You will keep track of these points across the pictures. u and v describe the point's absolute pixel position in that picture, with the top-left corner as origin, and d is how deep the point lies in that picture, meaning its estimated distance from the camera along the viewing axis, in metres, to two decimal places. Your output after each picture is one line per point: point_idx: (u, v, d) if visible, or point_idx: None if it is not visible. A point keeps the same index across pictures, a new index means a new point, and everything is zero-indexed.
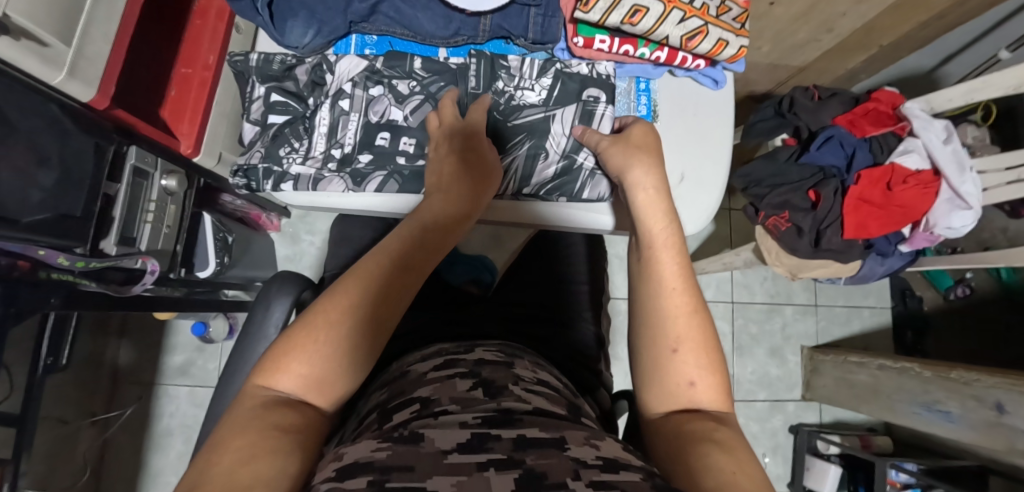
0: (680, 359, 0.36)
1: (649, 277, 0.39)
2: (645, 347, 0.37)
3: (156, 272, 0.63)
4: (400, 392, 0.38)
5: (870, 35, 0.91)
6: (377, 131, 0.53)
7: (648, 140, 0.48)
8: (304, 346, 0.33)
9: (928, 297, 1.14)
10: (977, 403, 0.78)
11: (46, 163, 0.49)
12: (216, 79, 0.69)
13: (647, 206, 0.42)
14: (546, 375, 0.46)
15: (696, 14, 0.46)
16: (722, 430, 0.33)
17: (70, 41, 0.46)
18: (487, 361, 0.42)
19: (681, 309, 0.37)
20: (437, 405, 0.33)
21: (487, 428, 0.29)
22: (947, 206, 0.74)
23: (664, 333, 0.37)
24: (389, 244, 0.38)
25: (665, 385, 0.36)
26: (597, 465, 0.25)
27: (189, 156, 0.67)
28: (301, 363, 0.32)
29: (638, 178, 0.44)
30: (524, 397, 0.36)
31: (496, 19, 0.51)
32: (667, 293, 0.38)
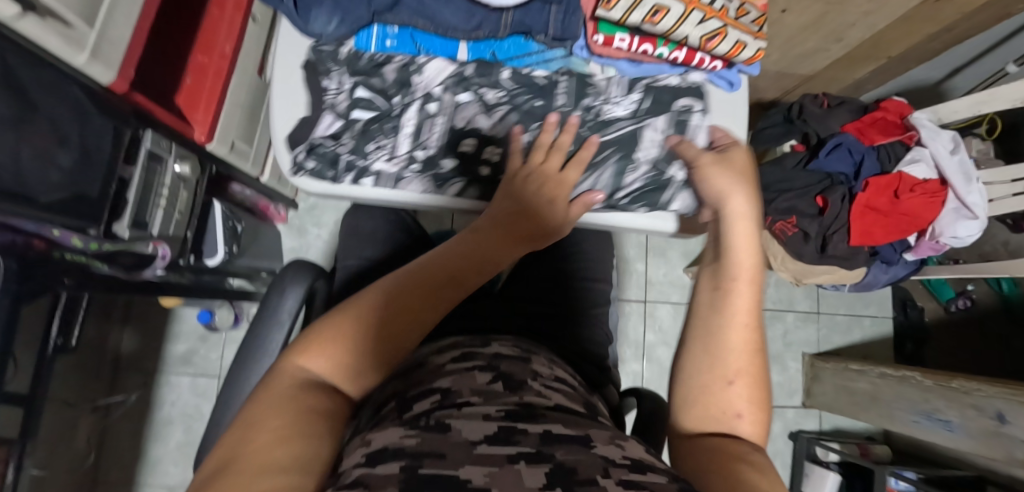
0: (734, 391, 0.36)
1: (723, 308, 0.38)
2: (702, 371, 0.37)
3: (167, 257, 0.64)
4: (419, 382, 0.38)
5: (878, 46, 0.92)
6: (462, 137, 0.54)
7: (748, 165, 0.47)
8: (341, 330, 0.33)
9: (928, 307, 1.15)
10: (976, 412, 0.78)
11: (66, 144, 0.50)
12: (232, 69, 0.70)
13: (743, 238, 0.41)
14: (562, 372, 0.46)
15: (716, 15, 0.47)
16: (756, 455, 0.32)
17: (94, 24, 0.46)
18: (504, 356, 0.42)
19: (747, 345, 0.37)
20: (458, 397, 0.34)
21: (512, 421, 0.29)
22: (953, 216, 0.74)
23: (723, 363, 0.37)
24: (434, 254, 0.39)
25: (707, 404, 0.36)
26: (625, 464, 0.26)
27: (203, 143, 0.67)
28: (334, 345, 0.33)
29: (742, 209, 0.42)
30: (544, 393, 0.37)
31: (519, 16, 0.48)
32: (735, 326, 0.38)
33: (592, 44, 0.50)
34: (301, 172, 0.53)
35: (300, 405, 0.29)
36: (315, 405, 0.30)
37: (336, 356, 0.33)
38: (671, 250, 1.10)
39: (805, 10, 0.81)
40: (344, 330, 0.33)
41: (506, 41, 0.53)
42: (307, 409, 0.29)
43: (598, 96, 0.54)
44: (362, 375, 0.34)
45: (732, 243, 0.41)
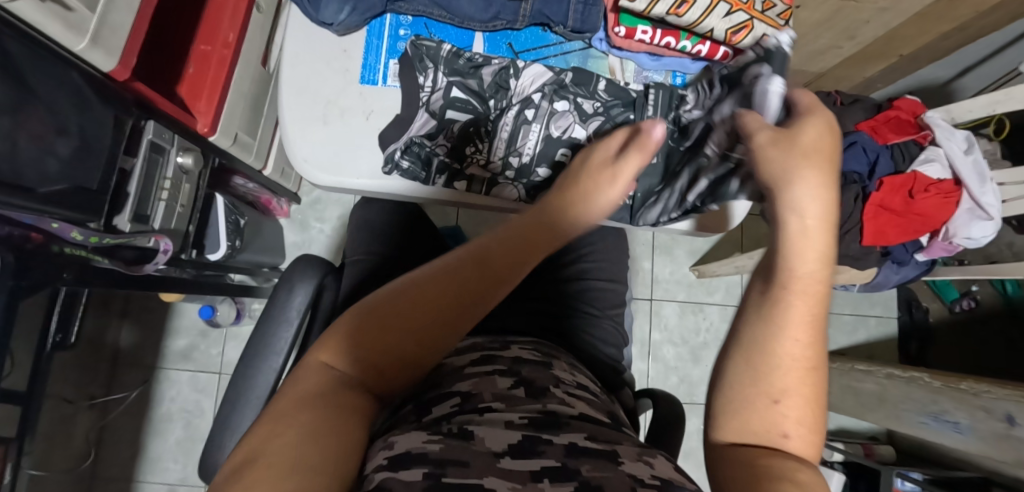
0: (780, 410, 0.30)
1: (771, 317, 0.31)
2: (746, 388, 0.31)
3: (168, 251, 0.61)
4: (437, 385, 0.37)
5: (891, 44, 0.91)
6: (558, 146, 0.50)
7: (814, 150, 0.34)
8: (371, 322, 0.31)
9: (933, 308, 1.15)
10: (986, 414, 0.77)
11: (65, 133, 0.48)
12: (236, 57, 0.67)
13: (796, 242, 0.32)
14: (583, 378, 0.45)
15: (742, 8, 0.46)
16: (804, 471, 0.27)
17: (95, 8, 0.44)
18: (525, 360, 0.41)
19: (801, 363, 0.31)
20: (480, 401, 0.33)
21: (537, 431, 0.28)
22: (968, 216, 0.74)
23: (769, 381, 0.31)
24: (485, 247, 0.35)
25: (741, 412, 0.31)
26: (655, 484, 0.24)
27: (205, 135, 0.65)
28: (363, 339, 0.31)
29: (795, 199, 0.33)
30: (568, 400, 0.35)
31: (538, 5, 0.50)
32: (789, 339, 0.31)
33: (613, 35, 0.50)
34: (305, 161, 0.49)
35: (319, 398, 0.27)
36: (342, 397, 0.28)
37: (362, 350, 0.30)
38: (679, 248, 1.09)
39: (820, 5, 0.80)
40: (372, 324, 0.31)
41: (523, 33, 0.53)
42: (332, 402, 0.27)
43: (682, 107, 0.52)
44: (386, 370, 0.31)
45: (789, 246, 0.32)
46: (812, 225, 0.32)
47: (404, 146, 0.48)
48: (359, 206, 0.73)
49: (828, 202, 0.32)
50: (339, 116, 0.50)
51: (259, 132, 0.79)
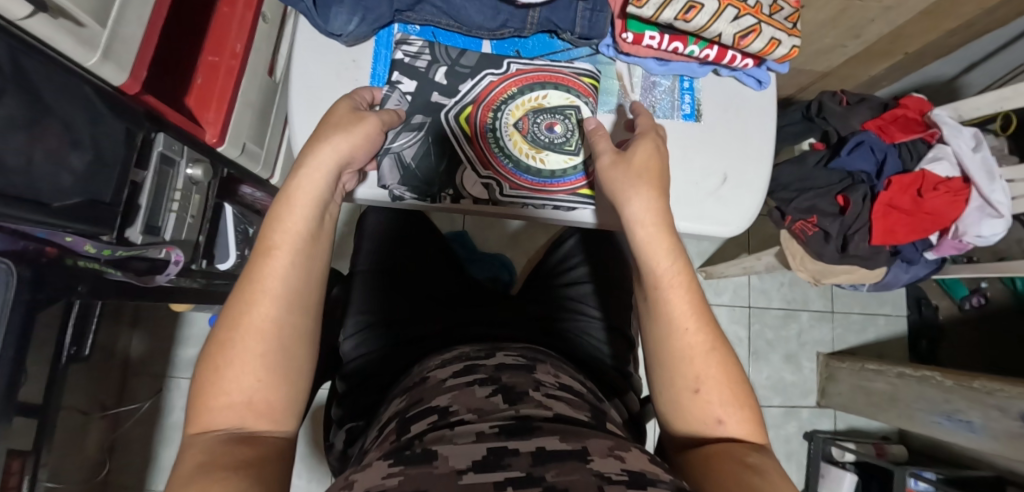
0: (702, 398, 0.36)
1: (660, 316, 0.37)
2: (666, 386, 0.37)
3: (180, 261, 0.63)
4: (420, 400, 0.41)
5: (896, 42, 0.91)
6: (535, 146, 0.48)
7: (654, 161, 0.42)
8: (232, 373, 0.31)
9: (943, 306, 1.14)
10: (1000, 413, 0.77)
11: (78, 146, 0.48)
12: (243, 69, 0.68)
13: (647, 246, 0.38)
14: (569, 379, 0.47)
15: (750, 12, 0.44)
16: (756, 457, 0.33)
17: (106, 23, 0.45)
18: (507, 366, 0.44)
19: (698, 348, 0.36)
20: (454, 415, 0.35)
21: (502, 440, 0.29)
22: (977, 215, 0.73)
23: (682, 374, 0.36)
24: (283, 248, 0.34)
25: (688, 422, 0.36)
26: (621, 481, 0.25)
27: (214, 146, 0.65)
28: (232, 390, 0.31)
29: (643, 209, 0.39)
30: (545, 403, 0.37)
31: (545, 12, 0.47)
32: (682, 335, 0.36)
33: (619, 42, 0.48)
34: None
35: (227, 463, 0.27)
36: (249, 453, 0.29)
37: (241, 397, 0.31)
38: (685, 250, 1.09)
39: (825, 5, 0.79)
40: (236, 375, 0.31)
41: (531, 40, 0.50)
42: (237, 462, 0.27)
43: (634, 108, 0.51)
44: (275, 398, 0.32)
45: (642, 251, 0.39)
46: (646, 219, 0.39)
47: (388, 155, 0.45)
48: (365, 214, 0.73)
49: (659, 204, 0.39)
50: None
51: (266, 142, 0.79)
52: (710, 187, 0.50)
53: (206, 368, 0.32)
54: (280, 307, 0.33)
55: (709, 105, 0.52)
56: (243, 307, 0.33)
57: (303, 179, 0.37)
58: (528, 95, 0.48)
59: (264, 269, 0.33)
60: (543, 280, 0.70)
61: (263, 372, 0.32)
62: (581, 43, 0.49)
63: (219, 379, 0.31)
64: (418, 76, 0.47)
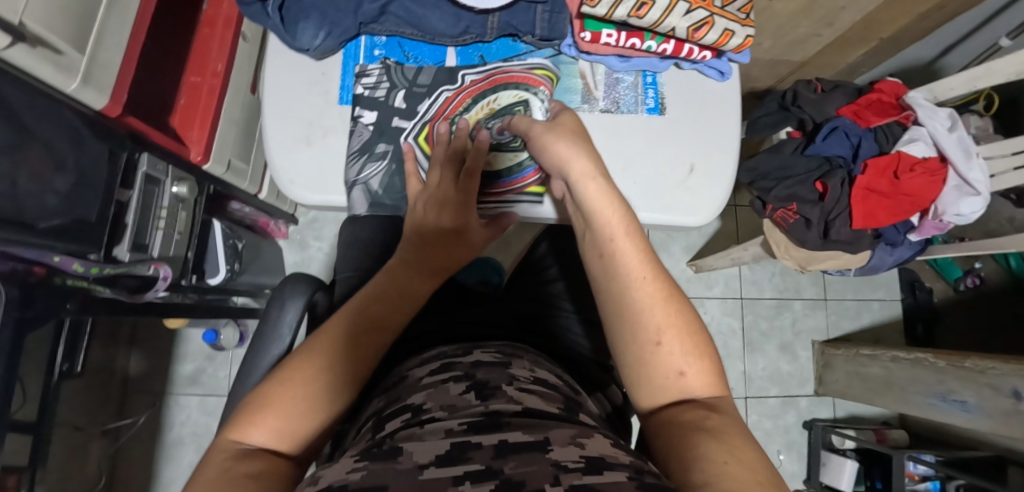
0: (664, 351, 0.36)
1: (614, 275, 0.38)
2: (631, 344, 0.37)
3: (168, 277, 0.63)
4: (396, 398, 0.41)
5: (870, 29, 0.92)
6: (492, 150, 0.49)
7: (580, 127, 0.44)
8: (282, 405, 0.33)
9: (938, 288, 1.14)
10: (993, 392, 0.76)
11: (62, 169, 0.50)
12: (225, 87, 0.72)
13: (598, 198, 0.39)
14: (545, 373, 0.48)
15: (702, 5, 0.46)
16: (714, 418, 0.34)
17: (83, 49, 0.48)
18: (483, 363, 0.45)
19: (656, 297, 0.37)
20: (426, 413, 0.36)
21: (468, 435, 0.30)
22: (955, 194, 0.73)
23: (643, 327, 0.37)
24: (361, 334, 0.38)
25: (655, 380, 0.37)
26: (578, 468, 0.26)
27: (199, 163, 0.69)
28: (275, 427, 0.32)
29: (587, 168, 0.40)
30: (516, 397, 0.38)
31: (504, 17, 0.48)
32: (638, 283, 0.37)
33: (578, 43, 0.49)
34: (292, 183, 0.47)
35: (254, 470, 0.29)
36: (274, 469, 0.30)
37: (278, 435, 0.32)
38: (674, 245, 1.09)
39: None
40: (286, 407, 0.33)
41: (494, 45, 0.51)
42: (265, 471, 0.29)
43: (598, 103, 0.51)
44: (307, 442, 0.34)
45: (592, 205, 0.39)
46: (586, 177, 0.40)
47: (352, 179, 0.47)
48: (348, 222, 0.74)
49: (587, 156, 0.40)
50: (322, 137, 0.49)
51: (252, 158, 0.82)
52: (679, 178, 0.51)
53: (257, 402, 0.33)
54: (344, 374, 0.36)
55: (673, 96, 0.53)
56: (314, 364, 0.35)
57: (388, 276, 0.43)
58: (480, 103, 0.49)
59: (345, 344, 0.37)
60: (527, 278, 0.71)
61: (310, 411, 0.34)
62: (542, 44, 0.50)
63: (270, 415, 0.32)
64: (378, 106, 0.49)
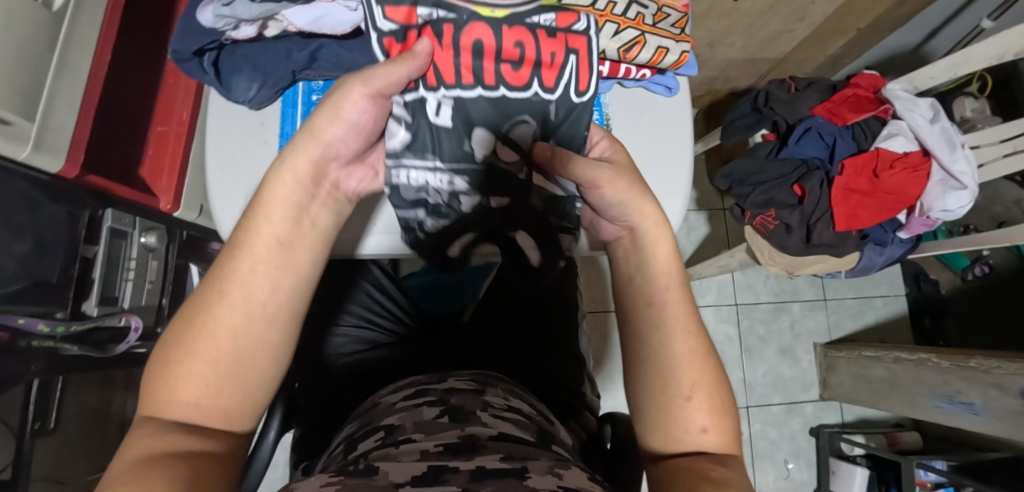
0: (692, 406, 0.35)
1: (660, 326, 0.36)
2: (654, 392, 0.35)
3: (140, 327, 0.66)
4: (368, 422, 0.40)
5: (845, 21, 0.89)
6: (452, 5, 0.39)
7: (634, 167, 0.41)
8: (184, 370, 0.28)
9: (944, 279, 1.09)
10: (1000, 392, 0.72)
11: (20, 235, 0.51)
12: (191, 133, 0.73)
13: (661, 245, 0.39)
14: (518, 402, 0.44)
15: (632, 24, 0.44)
16: (719, 470, 0.32)
17: (32, 117, 0.49)
18: (457, 389, 0.42)
19: (696, 352, 0.36)
20: (402, 434, 0.33)
21: (445, 459, 0.27)
22: (939, 188, 0.70)
23: (677, 378, 0.35)
24: (256, 248, 0.29)
25: (669, 429, 0.35)
26: None
27: (170, 211, 0.72)
28: (179, 389, 0.28)
29: (652, 211, 0.38)
30: (490, 422, 0.34)
31: None
32: (681, 336, 0.36)
33: None
34: None
35: (176, 451, 0.25)
36: (206, 448, 0.27)
37: (189, 401, 0.28)
38: None
39: None
40: (192, 367, 0.28)
41: None
42: (191, 450, 0.26)
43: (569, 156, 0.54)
44: (240, 404, 0.29)
45: (652, 263, 0.39)
46: (646, 223, 0.39)
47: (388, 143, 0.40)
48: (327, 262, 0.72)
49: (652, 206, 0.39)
50: None
51: None
52: None
53: (159, 358, 0.29)
54: (247, 313, 0.29)
55: (620, 118, 0.52)
56: (203, 302, 0.29)
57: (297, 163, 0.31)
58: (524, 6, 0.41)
59: (237, 265, 0.29)
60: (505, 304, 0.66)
61: (219, 380, 0.28)
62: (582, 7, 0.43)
63: (171, 375, 0.28)
64: (455, 128, 0.43)
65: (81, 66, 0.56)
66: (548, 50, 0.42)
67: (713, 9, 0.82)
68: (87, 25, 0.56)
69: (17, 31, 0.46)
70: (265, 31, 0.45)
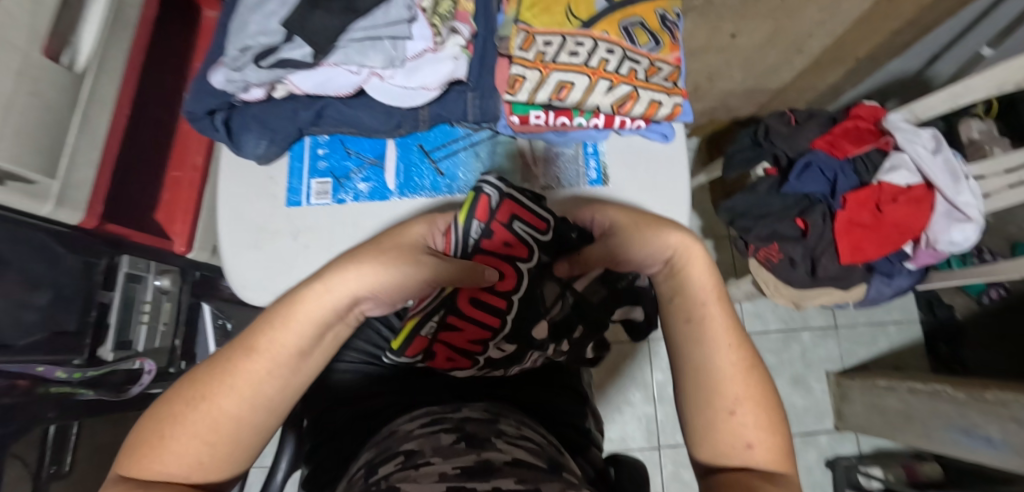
0: (738, 421, 0.35)
1: (704, 339, 0.37)
2: (701, 407, 0.36)
3: (153, 370, 0.68)
4: (386, 449, 0.38)
5: (844, 51, 0.89)
6: (425, 317, 0.48)
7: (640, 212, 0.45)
8: (176, 445, 0.30)
9: (959, 303, 1.04)
10: (1019, 427, 0.70)
11: (39, 287, 0.53)
12: (204, 178, 0.76)
13: (700, 276, 0.40)
14: (534, 432, 0.42)
15: (624, 80, 0.46)
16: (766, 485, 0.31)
17: (55, 174, 0.51)
18: (472, 419, 0.40)
19: (739, 365, 0.36)
20: (420, 457, 0.32)
21: (462, 481, 0.27)
22: (944, 221, 0.69)
23: (721, 392, 0.35)
24: (275, 353, 0.33)
25: (718, 445, 0.35)
26: None
27: (183, 253, 0.74)
28: (169, 462, 0.30)
29: (681, 239, 0.41)
30: (504, 449, 0.34)
31: (434, 109, 0.49)
32: (724, 351, 0.37)
33: (561, 123, 0.49)
34: (244, 286, 0.49)
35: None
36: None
37: (176, 475, 0.30)
38: None
39: (755, 31, 0.80)
40: (182, 443, 0.30)
41: (432, 132, 0.54)
42: None
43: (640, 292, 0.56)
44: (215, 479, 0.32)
45: (692, 288, 0.40)
46: (679, 256, 0.41)
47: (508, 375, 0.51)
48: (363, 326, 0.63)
49: (687, 236, 0.41)
50: (270, 240, 0.51)
51: None
52: None
53: (150, 427, 0.31)
54: (251, 405, 0.32)
55: (616, 166, 0.54)
56: (208, 386, 0.31)
57: (318, 294, 0.35)
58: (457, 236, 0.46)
59: (251, 364, 0.32)
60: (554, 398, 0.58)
61: (210, 455, 0.31)
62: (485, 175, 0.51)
63: (162, 449, 0.30)
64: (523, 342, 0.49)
65: (101, 122, 0.58)
66: (498, 245, 0.47)
67: (710, 45, 0.83)
68: (109, 83, 0.59)
69: (43, 97, 0.49)
70: (273, 93, 0.47)
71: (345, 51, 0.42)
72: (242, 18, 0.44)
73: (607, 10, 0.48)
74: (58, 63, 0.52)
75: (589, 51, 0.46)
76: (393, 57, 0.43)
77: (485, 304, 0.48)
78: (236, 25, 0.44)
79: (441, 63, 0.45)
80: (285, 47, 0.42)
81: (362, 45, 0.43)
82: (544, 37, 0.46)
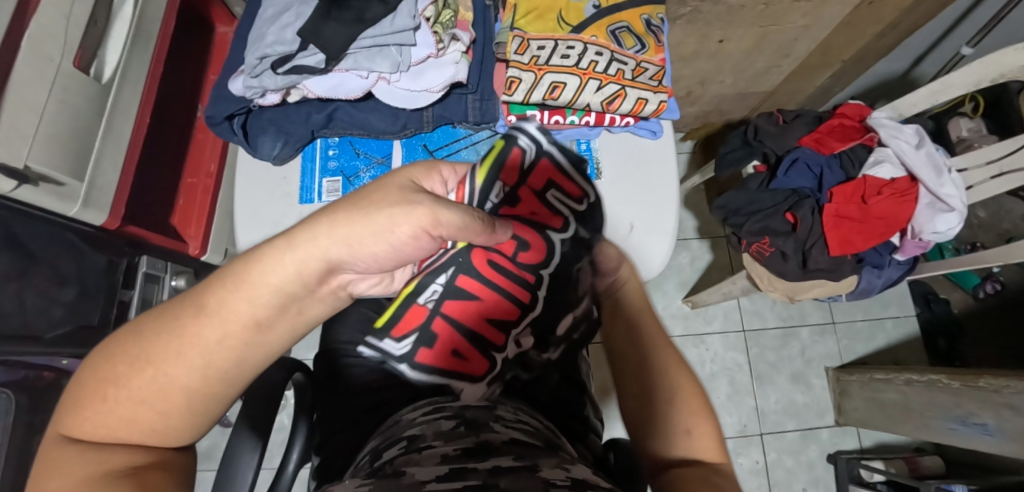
0: (675, 407, 0.38)
1: (640, 338, 0.43)
2: (646, 396, 0.40)
3: None
4: (389, 437, 0.40)
5: (830, 54, 0.93)
6: (431, 280, 0.50)
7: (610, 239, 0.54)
8: (123, 411, 0.30)
9: (955, 299, 1.09)
10: (1012, 413, 0.71)
11: (66, 283, 0.58)
12: (217, 185, 0.80)
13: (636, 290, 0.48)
14: (531, 419, 0.44)
15: (613, 80, 0.50)
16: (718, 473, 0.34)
17: (83, 177, 0.55)
18: (472, 405, 0.43)
19: (674, 359, 0.41)
20: (423, 442, 0.35)
21: (464, 460, 0.29)
22: (929, 211, 0.72)
23: (661, 383, 0.39)
24: (226, 321, 0.30)
25: (665, 431, 0.38)
26: (565, 484, 0.25)
27: (197, 255, 0.77)
28: (119, 427, 0.30)
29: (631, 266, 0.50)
30: (502, 431, 0.36)
31: (437, 111, 0.54)
32: (661, 346, 0.42)
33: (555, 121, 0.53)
34: None
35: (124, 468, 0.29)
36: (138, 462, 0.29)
37: (127, 439, 0.30)
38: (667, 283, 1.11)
39: (742, 37, 0.84)
40: (129, 407, 0.30)
41: (435, 133, 0.57)
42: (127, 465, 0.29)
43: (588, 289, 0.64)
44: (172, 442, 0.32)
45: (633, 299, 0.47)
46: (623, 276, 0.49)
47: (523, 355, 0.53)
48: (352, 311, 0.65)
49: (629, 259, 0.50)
50: None
51: None
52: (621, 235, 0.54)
53: (93, 386, 0.30)
54: (203, 377, 0.31)
55: (608, 161, 0.57)
56: (155, 353, 0.30)
57: (281, 262, 0.31)
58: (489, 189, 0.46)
59: (200, 332, 0.30)
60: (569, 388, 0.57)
61: (161, 423, 0.31)
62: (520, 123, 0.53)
63: (107, 412, 0.30)
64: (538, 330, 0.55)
65: (124, 130, 0.62)
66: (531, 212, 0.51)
67: (700, 51, 0.87)
68: (132, 93, 0.63)
69: (72, 105, 0.52)
70: (287, 98, 0.51)
71: (355, 58, 0.47)
72: (260, 30, 0.48)
73: (595, 16, 0.51)
74: (87, 75, 0.56)
75: (579, 53, 0.49)
76: (399, 62, 0.47)
77: (508, 272, 0.51)
78: (254, 37, 0.48)
79: (443, 68, 0.49)
80: (299, 54, 0.46)
81: (370, 52, 0.47)
82: (538, 42, 0.50)
